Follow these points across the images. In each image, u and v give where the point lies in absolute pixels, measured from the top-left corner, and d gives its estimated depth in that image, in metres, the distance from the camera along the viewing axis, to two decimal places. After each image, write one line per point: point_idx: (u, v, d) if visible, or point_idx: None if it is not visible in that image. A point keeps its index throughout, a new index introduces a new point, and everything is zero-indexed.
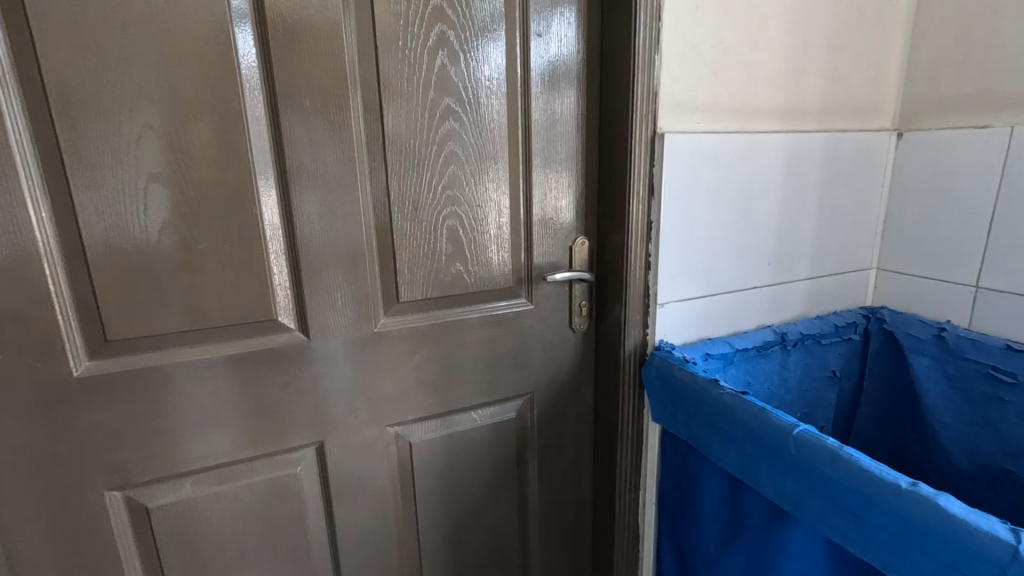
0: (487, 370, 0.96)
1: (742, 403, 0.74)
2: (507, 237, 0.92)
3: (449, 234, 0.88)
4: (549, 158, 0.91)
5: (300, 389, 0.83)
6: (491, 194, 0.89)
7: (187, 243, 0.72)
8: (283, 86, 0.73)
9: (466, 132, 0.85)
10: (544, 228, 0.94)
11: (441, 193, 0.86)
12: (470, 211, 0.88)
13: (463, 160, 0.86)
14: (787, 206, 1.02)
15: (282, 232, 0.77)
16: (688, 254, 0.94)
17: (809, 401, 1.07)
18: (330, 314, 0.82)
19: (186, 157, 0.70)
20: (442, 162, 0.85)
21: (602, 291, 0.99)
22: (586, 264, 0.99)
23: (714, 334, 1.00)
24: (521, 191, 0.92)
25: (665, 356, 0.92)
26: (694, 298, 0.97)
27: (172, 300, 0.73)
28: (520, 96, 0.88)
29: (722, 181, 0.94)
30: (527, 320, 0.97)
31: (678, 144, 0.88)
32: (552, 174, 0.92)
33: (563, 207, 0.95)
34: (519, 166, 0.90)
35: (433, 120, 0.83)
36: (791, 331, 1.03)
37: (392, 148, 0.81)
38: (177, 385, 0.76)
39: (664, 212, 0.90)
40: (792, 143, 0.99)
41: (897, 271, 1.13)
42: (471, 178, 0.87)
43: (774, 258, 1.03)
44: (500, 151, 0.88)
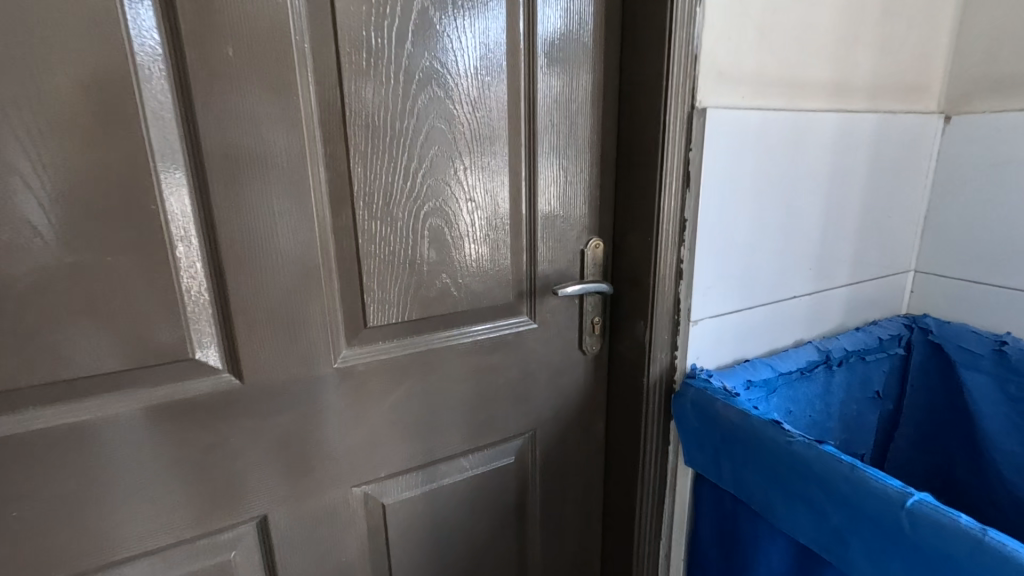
0: (481, 408, 0.77)
1: (822, 456, 0.58)
2: (506, 240, 0.73)
3: (433, 238, 0.67)
4: (559, 140, 0.72)
5: (232, 449, 0.61)
6: (485, 186, 0.69)
7: (52, 258, 0.49)
8: (191, 29, 0.50)
9: (454, 104, 0.65)
10: (552, 228, 0.75)
11: (423, 184, 0.65)
12: (460, 207, 0.68)
13: (451, 140, 0.66)
14: (832, 201, 0.86)
15: (200, 238, 0.55)
16: (725, 260, 0.77)
17: (851, 427, 0.93)
18: (275, 348, 0.60)
19: (43, 131, 0.47)
20: (423, 142, 0.64)
21: (619, 305, 0.81)
22: (600, 272, 0.80)
23: (750, 354, 0.84)
24: (523, 182, 0.72)
25: (702, 387, 0.75)
26: (731, 313, 0.80)
27: (32, 341, 0.50)
28: (522, 60, 0.68)
29: (766, 171, 0.77)
30: (530, 343, 0.78)
31: (720, 123, 0.71)
32: (563, 160, 0.73)
33: (574, 202, 0.76)
34: (521, 151, 0.71)
35: (410, 86, 0.62)
36: (835, 349, 0.88)
37: (354, 122, 0.60)
38: (48, 460, 0.53)
39: (702, 208, 0.73)
40: (842, 126, 0.83)
41: (941, 274, 1.00)
42: (461, 164, 0.67)
43: (816, 262, 0.88)
44: (498, 131, 0.69)
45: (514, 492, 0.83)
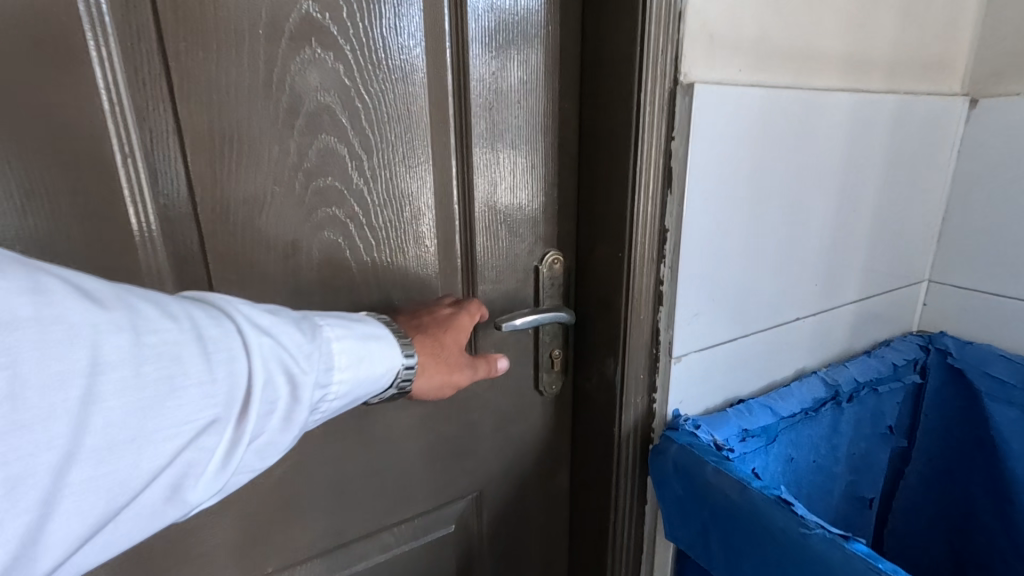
0: (402, 470, 0.61)
1: (852, 560, 0.44)
2: (434, 258, 0.56)
3: (327, 259, 0.50)
4: (501, 124, 0.55)
5: None
6: (402, 188, 0.52)
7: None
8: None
9: (349, 74, 0.47)
10: (495, 241, 0.58)
11: (310, 186, 0.47)
12: (367, 216, 0.51)
13: (349, 126, 0.48)
14: (843, 201, 0.70)
15: None
16: (717, 280, 0.61)
17: (859, 468, 0.79)
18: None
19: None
20: (306, 127, 0.46)
21: (584, 335, 0.65)
22: (560, 296, 0.64)
23: (745, 390, 0.69)
24: (455, 182, 0.55)
25: (687, 443, 0.59)
26: (722, 343, 0.64)
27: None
28: (446, 13, 0.50)
29: (768, 166, 0.60)
30: (467, 388, 0.62)
31: (713, 103, 0.53)
32: (508, 153, 0.56)
33: (523, 206, 0.59)
34: (450, 140, 0.53)
35: (277, 47, 0.44)
36: (845, 382, 0.73)
37: (190, 100, 0.42)
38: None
39: (689, 217, 0.56)
40: (858, 108, 0.67)
41: (961, 286, 0.85)
42: (366, 157, 0.49)
43: (824, 276, 0.72)
44: (418, 114, 0.51)
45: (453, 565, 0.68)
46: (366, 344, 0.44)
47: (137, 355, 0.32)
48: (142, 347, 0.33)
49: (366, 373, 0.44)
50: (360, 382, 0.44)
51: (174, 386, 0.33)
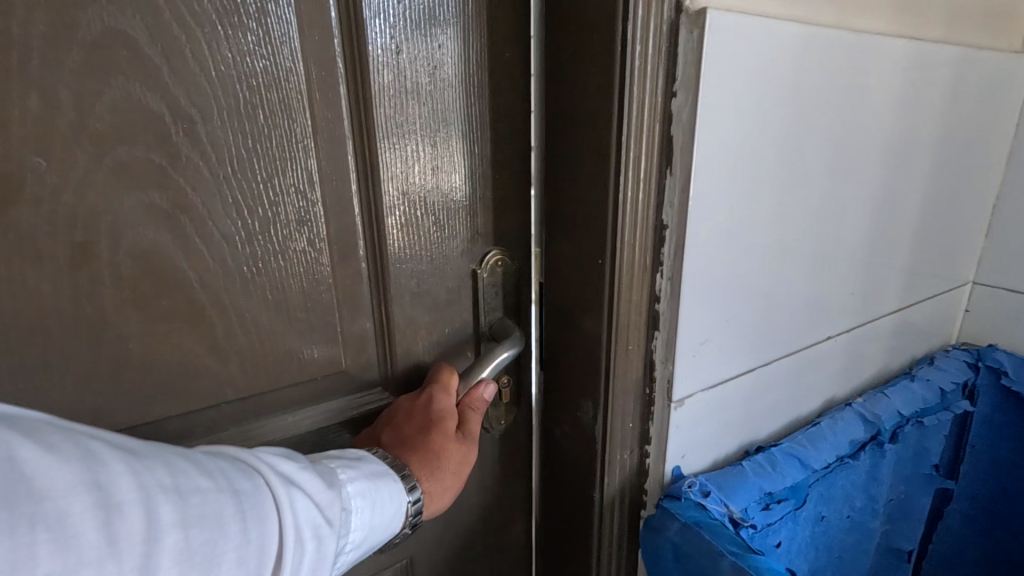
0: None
1: None
2: (325, 268, 0.39)
3: (143, 276, 0.33)
4: (415, 74, 0.38)
5: None
6: (264, 164, 0.34)
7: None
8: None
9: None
10: (415, 241, 0.41)
11: (103, 165, 0.30)
12: (208, 209, 0.33)
13: (162, 67, 0.30)
14: (887, 187, 0.55)
15: None
16: (732, 296, 0.44)
17: (897, 518, 0.64)
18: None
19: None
20: (83, 72, 0.29)
21: (551, 364, 0.49)
22: (505, 305, 0.47)
23: (761, 432, 0.53)
24: (353, 159, 0.37)
25: (695, 522, 0.43)
26: (736, 378, 0.48)
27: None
28: None
29: (800, 137, 0.44)
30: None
31: (732, 44, 0.36)
32: (427, 117, 0.39)
33: (454, 191, 0.42)
34: (339, 94, 0.36)
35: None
36: (887, 417, 0.58)
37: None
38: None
39: (697, 209, 0.39)
40: (910, 64, 0.51)
41: (1015, 291, 0.70)
42: (196, 119, 0.32)
43: (862, 283, 0.56)
44: (282, 52, 0.33)
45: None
46: (381, 482, 0.34)
47: (191, 504, 0.24)
48: (196, 497, 0.24)
49: (381, 518, 0.33)
50: (377, 530, 0.33)
51: (216, 553, 0.24)
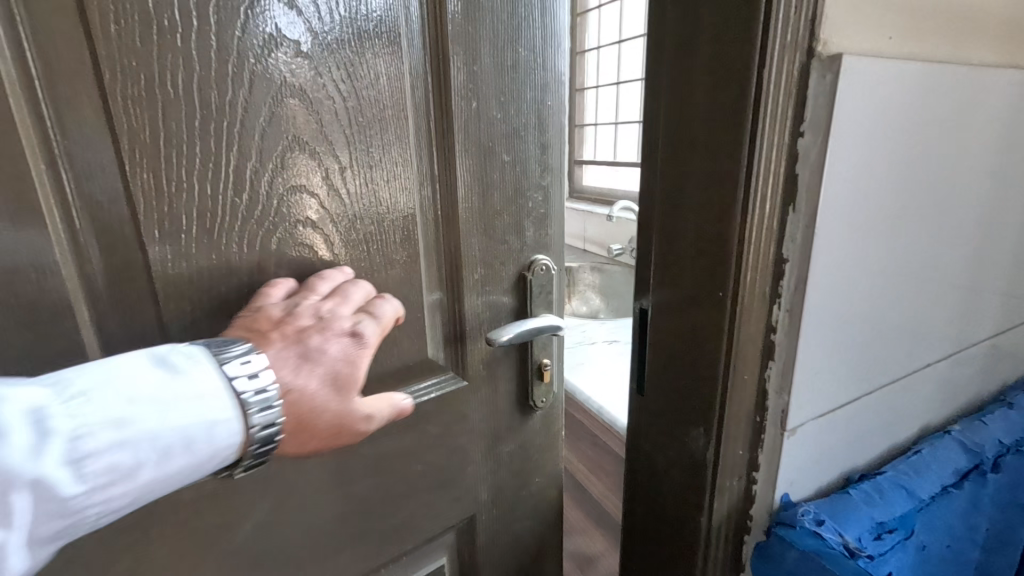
0: (392, 506, 0.60)
1: None
2: (420, 273, 0.56)
3: (302, 281, 0.47)
4: (479, 138, 0.56)
5: None
6: (378, 203, 0.50)
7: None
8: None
9: (325, 91, 0.44)
10: (485, 253, 0.60)
11: (295, 202, 0.45)
12: (346, 233, 0.49)
13: (323, 142, 0.45)
14: (989, 213, 0.54)
15: None
16: (845, 327, 0.45)
17: (996, 548, 0.62)
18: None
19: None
20: (288, 143, 0.43)
21: (660, 389, 0.51)
22: (548, 304, 0.67)
23: (862, 460, 0.53)
24: (432, 191, 0.55)
25: (812, 549, 0.44)
26: (844, 406, 0.48)
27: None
28: (423, 25, 0.51)
29: (916, 168, 0.44)
30: (458, 410, 0.63)
31: (862, 85, 0.37)
32: (483, 166, 0.57)
33: (509, 216, 0.61)
34: (423, 151, 0.53)
35: (252, 58, 0.40)
36: (989, 445, 0.57)
37: (146, 121, 0.38)
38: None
39: (821, 245, 0.40)
40: (1017, 91, 0.51)
41: None
42: (344, 173, 0.47)
43: (961, 309, 0.56)
44: (394, 131, 0.50)
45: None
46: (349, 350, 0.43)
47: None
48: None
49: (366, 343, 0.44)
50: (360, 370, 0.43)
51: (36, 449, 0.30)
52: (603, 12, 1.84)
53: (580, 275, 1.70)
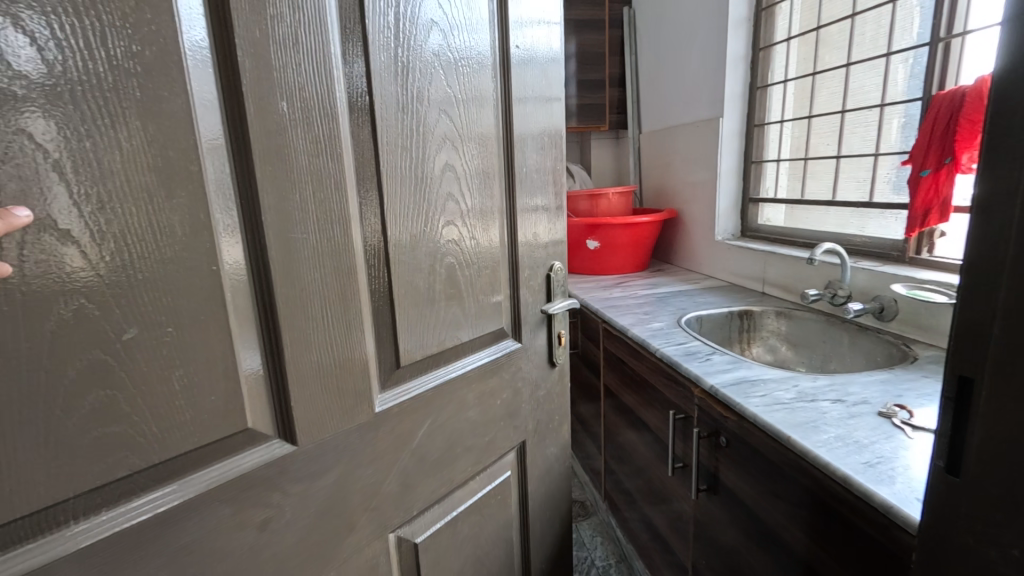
0: (483, 429, 0.89)
1: None
2: (496, 274, 0.88)
3: (450, 271, 0.78)
4: (535, 188, 0.92)
5: (288, 515, 0.62)
6: (479, 230, 0.83)
7: (109, 334, 0.46)
8: (249, 81, 0.52)
9: (461, 166, 0.78)
10: (529, 257, 0.94)
11: (442, 227, 0.76)
12: (467, 249, 0.81)
13: (458, 195, 0.78)
14: None
15: (260, 316, 0.56)
16: None
17: None
18: (327, 401, 0.63)
19: (96, 192, 0.44)
20: (446, 195, 0.76)
21: (994, 474, 0.44)
22: (561, 293, 1.02)
23: None
24: (511, 221, 0.89)
25: None
26: None
27: (78, 439, 0.45)
28: (503, 119, 0.84)
29: None
30: (517, 364, 0.94)
31: None
32: (538, 202, 0.93)
33: (543, 235, 0.96)
34: (504, 197, 0.87)
35: (427, 148, 0.72)
36: None
37: (393, 185, 0.69)
38: (116, 568, 0.48)
39: None
40: None
41: None
42: (467, 212, 0.80)
43: None
44: (495, 191, 0.84)
45: (507, 508, 0.97)
46: None
47: None
48: None
49: None
50: None
51: None
52: (793, 44, 1.75)
53: (762, 320, 1.60)
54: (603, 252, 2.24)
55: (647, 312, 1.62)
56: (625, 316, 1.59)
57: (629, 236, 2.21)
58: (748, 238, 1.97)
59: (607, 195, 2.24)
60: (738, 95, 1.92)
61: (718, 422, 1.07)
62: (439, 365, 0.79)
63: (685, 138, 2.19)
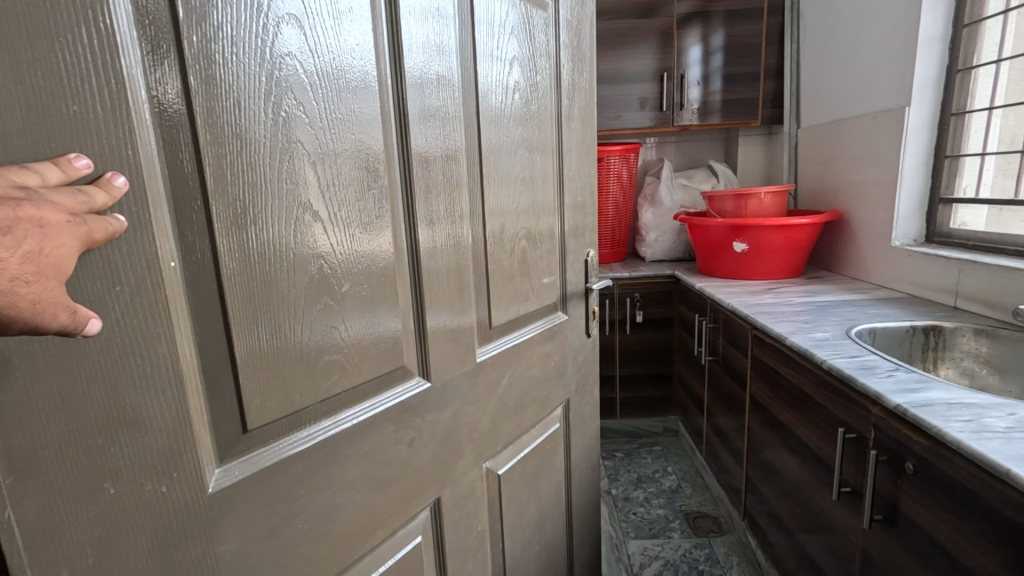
0: (544, 385, 1.05)
1: None
2: (553, 255, 1.06)
3: (524, 249, 0.96)
4: (578, 185, 1.11)
5: (423, 442, 0.77)
6: (542, 215, 1.01)
7: (333, 283, 0.62)
8: (413, 94, 0.70)
9: (532, 166, 0.96)
10: (574, 242, 1.12)
11: (519, 213, 0.94)
12: (533, 232, 0.99)
13: (528, 187, 0.96)
14: None
15: (409, 277, 0.73)
16: None
17: None
18: (449, 347, 0.79)
19: (331, 178, 0.61)
20: (522, 186, 0.94)
21: None
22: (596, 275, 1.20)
23: None
24: (563, 210, 1.07)
25: None
26: None
27: (318, 359, 0.62)
28: (557, 127, 1.03)
29: None
30: (565, 332, 1.12)
31: None
32: (581, 195, 1.12)
33: (585, 222, 1.15)
34: (559, 190, 1.06)
35: (513, 149, 0.91)
36: None
37: (492, 178, 0.87)
38: (331, 463, 0.64)
39: None
40: None
41: None
42: (533, 203, 0.98)
43: None
44: (552, 185, 1.03)
45: (556, 456, 1.14)
46: None
47: None
48: None
49: None
50: None
51: None
52: (1010, 17, 1.48)
53: (956, 340, 1.38)
54: (752, 256, 2.10)
55: (808, 321, 1.49)
56: (783, 324, 1.48)
57: (783, 239, 2.04)
58: (939, 243, 1.71)
59: (758, 195, 2.08)
60: (929, 82, 1.68)
61: (902, 445, 0.95)
62: (516, 327, 0.96)
63: (856, 133, 1.97)
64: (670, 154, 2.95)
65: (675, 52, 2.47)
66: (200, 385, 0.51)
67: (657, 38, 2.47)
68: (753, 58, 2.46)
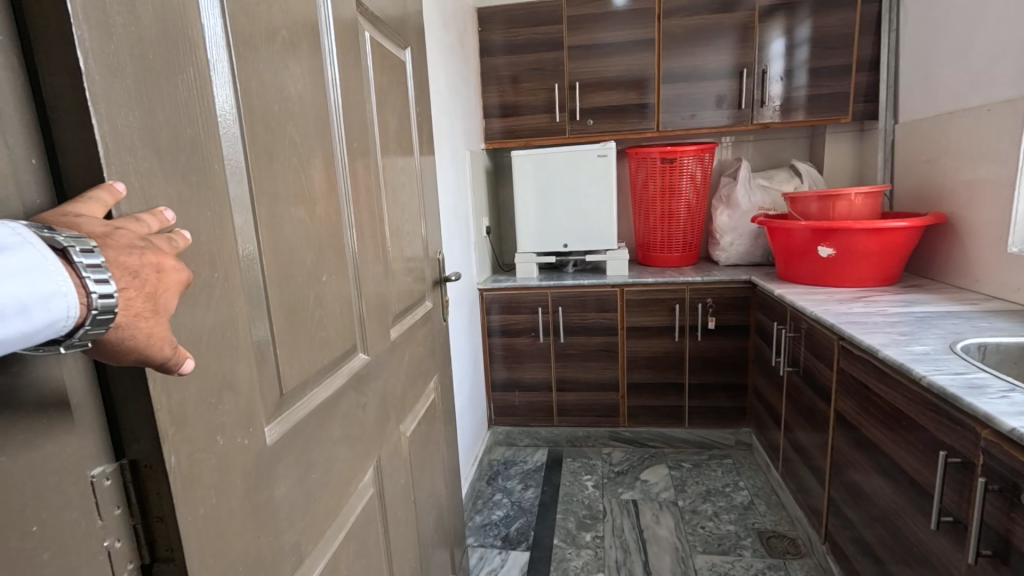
0: (424, 362, 1.19)
1: None
2: (422, 250, 1.21)
3: (408, 238, 1.10)
4: (429, 191, 1.28)
5: (369, 407, 0.86)
6: (416, 216, 1.16)
7: (317, 276, 0.71)
8: (342, 105, 0.80)
9: (405, 170, 1.10)
10: (431, 242, 1.28)
11: (404, 216, 1.08)
12: (412, 229, 1.14)
13: (404, 188, 1.10)
14: None
15: (355, 263, 0.82)
16: None
17: None
18: (375, 320, 0.90)
19: (310, 178, 0.70)
20: (402, 180, 1.08)
21: None
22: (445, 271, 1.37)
23: None
24: (425, 214, 1.24)
25: None
26: None
27: (317, 335, 0.70)
28: (416, 140, 1.19)
29: None
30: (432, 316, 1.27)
31: None
32: (431, 203, 1.30)
33: (435, 225, 1.32)
34: (422, 194, 1.22)
35: (395, 159, 1.04)
36: None
37: (390, 179, 1.00)
38: (327, 422, 0.72)
39: None
40: None
41: None
42: (410, 205, 1.13)
43: None
44: (417, 190, 1.19)
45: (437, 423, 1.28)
46: None
47: None
48: None
49: None
50: None
51: None
52: None
53: None
54: (840, 261, 1.96)
55: (905, 334, 1.37)
56: (875, 335, 1.37)
57: (875, 244, 1.90)
58: None
59: (848, 196, 1.94)
60: None
61: (1017, 473, 0.86)
62: (407, 314, 1.09)
63: (967, 128, 1.79)
64: (748, 153, 2.81)
65: (755, 46, 2.36)
66: (261, 360, 0.58)
67: (736, 33, 2.37)
68: (844, 49, 2.31)
